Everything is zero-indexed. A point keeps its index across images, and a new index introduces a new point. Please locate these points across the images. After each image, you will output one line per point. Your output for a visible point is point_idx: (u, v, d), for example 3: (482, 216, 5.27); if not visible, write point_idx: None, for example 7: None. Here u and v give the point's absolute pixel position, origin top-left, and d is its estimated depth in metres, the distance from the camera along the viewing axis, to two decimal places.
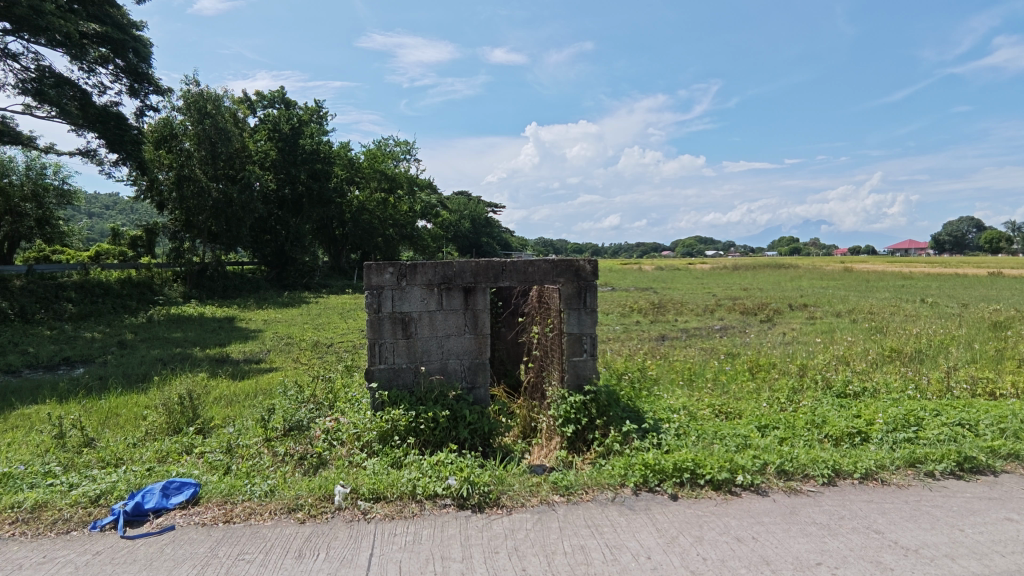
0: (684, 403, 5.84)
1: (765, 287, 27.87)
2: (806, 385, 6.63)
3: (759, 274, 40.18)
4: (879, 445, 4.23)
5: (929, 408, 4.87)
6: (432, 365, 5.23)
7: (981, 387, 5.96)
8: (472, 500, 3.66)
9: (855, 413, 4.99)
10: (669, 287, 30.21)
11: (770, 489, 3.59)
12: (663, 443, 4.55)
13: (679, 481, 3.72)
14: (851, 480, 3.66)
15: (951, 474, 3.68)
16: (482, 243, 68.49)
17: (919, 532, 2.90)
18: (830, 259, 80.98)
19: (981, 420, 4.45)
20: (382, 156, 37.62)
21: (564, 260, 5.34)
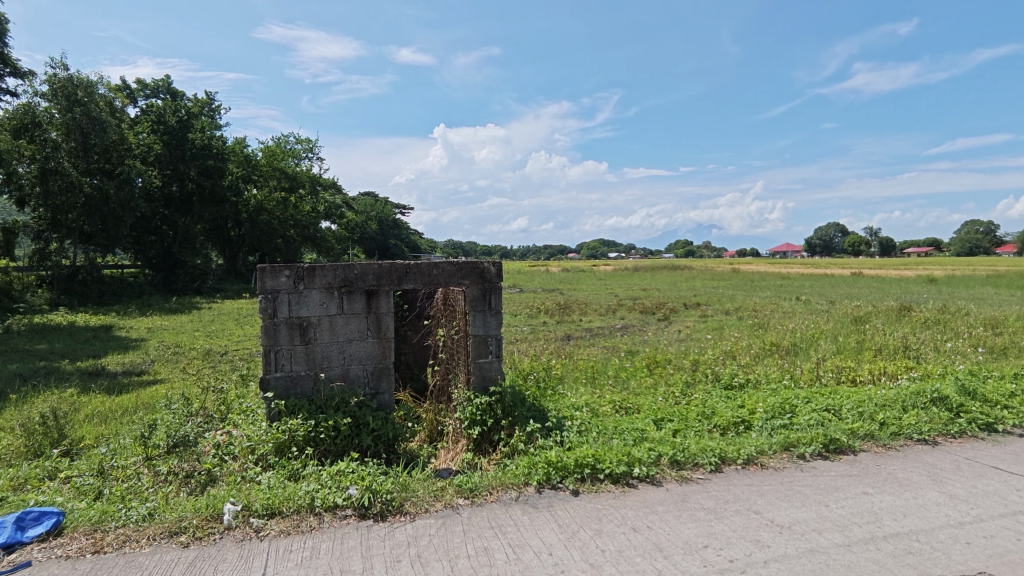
0: (587, 401, 6.03)
1: (663, 288, 29.51)
2: (697, 379, 7.08)
3: (657, 276, 42.46)
4: (760, 431, 4.59)
5: (802, 396, 5.36)
6: (332, 371, 5.02)
7: (845, 375, 6.65)
8: (374, 509, 3.55)
9: (739, 403, 5.39)
10: (574, 289, 31.19)
11: (664, 479, 3.79)
12: (566, 440, 4.66)
13: (580, 476, 3.83)
14: (735, 466, 3.94)
15: (819, 455, 4.06)
16: (389, 245, 67.08)
17: (791, 510, 3.17)
18: (719, 262, 87.21)
19: (844, 404, 4.96)
20: (282, 153, 35.81)
21: (468, 262, 5.34)
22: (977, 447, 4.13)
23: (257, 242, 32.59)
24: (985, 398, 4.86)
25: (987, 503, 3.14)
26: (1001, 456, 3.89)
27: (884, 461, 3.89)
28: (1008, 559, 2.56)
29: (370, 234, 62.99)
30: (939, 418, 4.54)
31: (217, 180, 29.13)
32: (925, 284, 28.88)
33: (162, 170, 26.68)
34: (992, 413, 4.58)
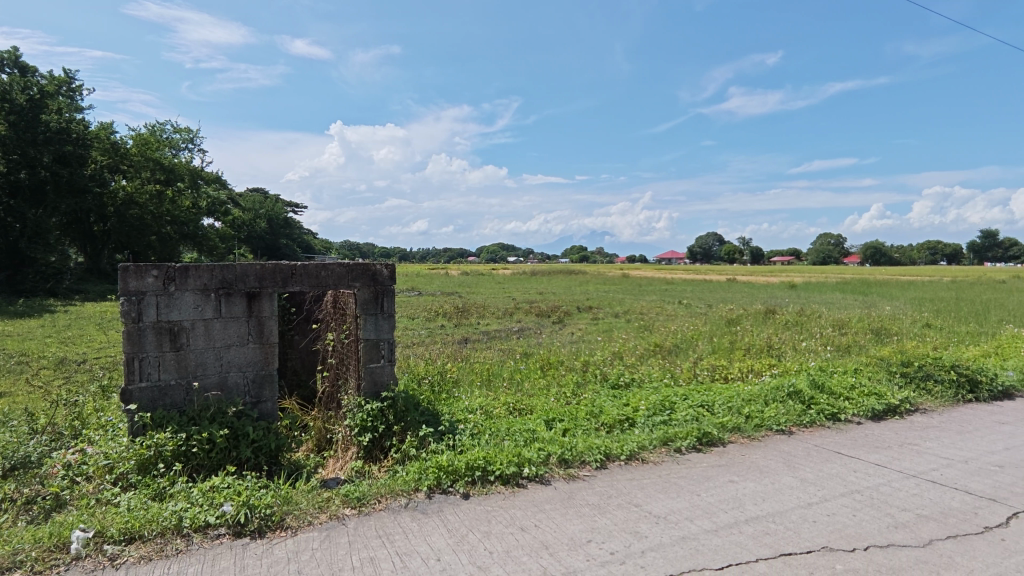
0: (481, 403, 6.05)
1: (558, 291, 30.45)
2: (587, 379, 7.36)
3: (554, 280, 43.64)
4: (642, 428, 4.85)
5: (680, 393, 5.74)
6: (207, 380, 4.63)
7: (718, 373, 7.22)
8: (251, 525, 3.32)
9: (625, 402, 5.66)
10: (472, 292, 31.30)
11: (552, 477, 3.89)
12: (458, 444, 4.65)
13: (471, 479, 3.83)
14: (618, 462, 4.13)
15: (693, 448, 4.37)
16: (279, 244, 63.48)
17: (667, 501, 3.38)
18: (611, 267, 91.36)
19: (716, 400, 5.37)
20: (156, 142, 32.81)
21: (359, 264, 5.17)
22: (825, 434, 4.63)
23: (125, 238, 29.51)
24: (831, 390, 5.49)
25: (831, 485, 3.53)
26: (843, 442, 4.39)
27: (748, 451, 4.26)
28: (847, 533, 2.88)
29: (258, 232, 59.27)
30: (795, 410, 5.05)
31: (77, 169, 26.43)
32: (786, 290, 32.09)
33: (7, 155, 23.43)
34: (836, 404, 5.17)
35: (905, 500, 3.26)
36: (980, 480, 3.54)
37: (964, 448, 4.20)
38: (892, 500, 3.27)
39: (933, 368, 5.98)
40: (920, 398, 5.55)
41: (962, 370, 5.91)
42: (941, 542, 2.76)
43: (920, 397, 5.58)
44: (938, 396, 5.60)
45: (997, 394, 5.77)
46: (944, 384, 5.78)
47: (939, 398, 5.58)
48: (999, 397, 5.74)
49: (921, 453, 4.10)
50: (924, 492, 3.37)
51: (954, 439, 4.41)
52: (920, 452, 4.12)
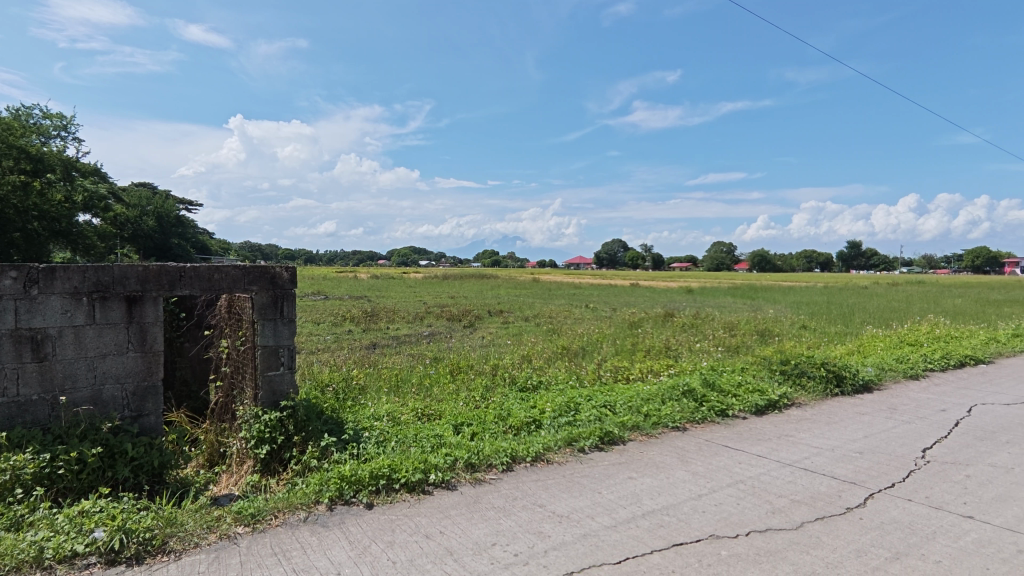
0: (388, 410, 5.92)
1: (470, 295, 30.52)
2: (496, 383, 7.40)
3: (466, 284, 43.68)
4: (548, 429, 4.96)
5: (585, 394, 5.92)
6: (78, 394, 4.18)
7: (620, 374, 7.53)
8: (128, 552, 3.03)
9: (532, 404, 5.76)
10: (382, 296, 30.59)
11: (458, 482, 3.87)
12: (363, 453, 4.51)
13: (375, 489, 3.73)
14: (524, 463, 4.19)
15: (596, 447, 4.52)
16: (170, 244, 58.90)
17: (570, 499, 3.47)
18: (522, 272, 92.74)
19: (617, 400, 5.60)
20: (19, 128, 29.35)
21: (257, 266, 4.90)
22: (714, 429, 4.97)
23: None
24: (721, 388, 5.89)
25: (719, 476, 3.78)
26: (730, 437, 4.73)
27: (646, 448, 4.47)
28: (732, 520, 3.10)
29: (144, 231, 54.55)
30: (689, 407, 5.37)
31: None
32: (684, 294, 34.10)
33: None
34: (725, 401, 5.55)
35: (781, 488, 3.56)
36: (844, 466, 3.94)
37: (831, 437, 4.65)
38: (771, 487, 3.56)
39: (806, 365, 6.60)
40: (796, 393, 6.10)
41: (830, 366, 6.56)
42: (811, 524, 3.04)
43: (796, 392, 6.13)
44: (811, 391, 6.18)
45: (858, 388, 6.45)
46: (816, 380, 6.38)
47: (811, 393, 6.15)
48: (860, 390, 6.43)
49: (796, 443, 4.50)
50: (798, 479, 3.69)
51: (823, 429, 4.89)
52: (795, 442, 4.52)
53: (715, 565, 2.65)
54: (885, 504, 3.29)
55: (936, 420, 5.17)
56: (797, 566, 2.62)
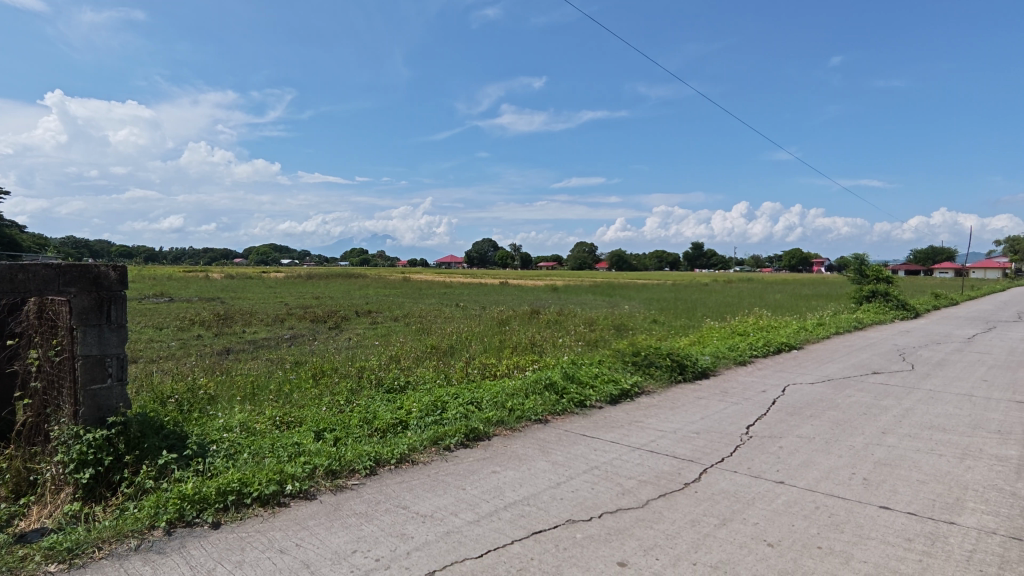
0: (240, 419, 5.47)
1: (336, 296, 29.31)
2: (362, 385, 7.17)
3: (331, 283, 41.78)
4: (414, 429, 4.90)
5: (452, 392, 5.95)
6: None
7: (488, 370, 7.67)
8: None
9: (398, 405, 5.66)
10: (238, 296, 28.41)
11: (318, 491, 3.69)
12: (209, 468, 4.12)
13: (222, 506, 3.43)
14: (388, 466, 4.11)
15: (461, 444, 4.56)
16: None
17: (434, 499, 3.47)
18: (392, 271, 90.76)
19: (483, 397, 5.69)
20: None
21: (75, 265, 4.27)
22: (573, 420, 5.25)
23: None
24: (580, 380, 6.23)
25: (576, 464, 3.99)
26: (587, 426, 5.01)
27: (510, 442, 4.60)
28: (587, 504, 3.29)
29: None
30: (551, 400, 5.62)
31: None
32: (550, 292, 35.54)
33: None
34: (583, 392, 5.88)
35: (630, 470, 3.85)
36: (684, 445, 4.36)
37: (674, 420, 5.12)
38: (621, 471, 3.84)
39: (654, 355, 7.20)
40: (646, 382, 6.63)
41: (674, 356, 7.23)
42: (655, 501, 3.32)
43: (646, 381, 6.66)
44: (658, 379, 6.77)
45: (698, 374, 7.18)
46: (662, 369, 7.00)
47: (658, 381, 6.74)
48: (699, 376, 7.16)
49: (644, 428, 4.89)
50: (645, 461, 4.02)
51: (668, 413, 5.37)
52: (644, 427, 4.91)
53: (570, 548, 2.79)
54: (716, 476, 3.70)
55: (758, 400, 5.91)
56: (642, 540, 2.84)
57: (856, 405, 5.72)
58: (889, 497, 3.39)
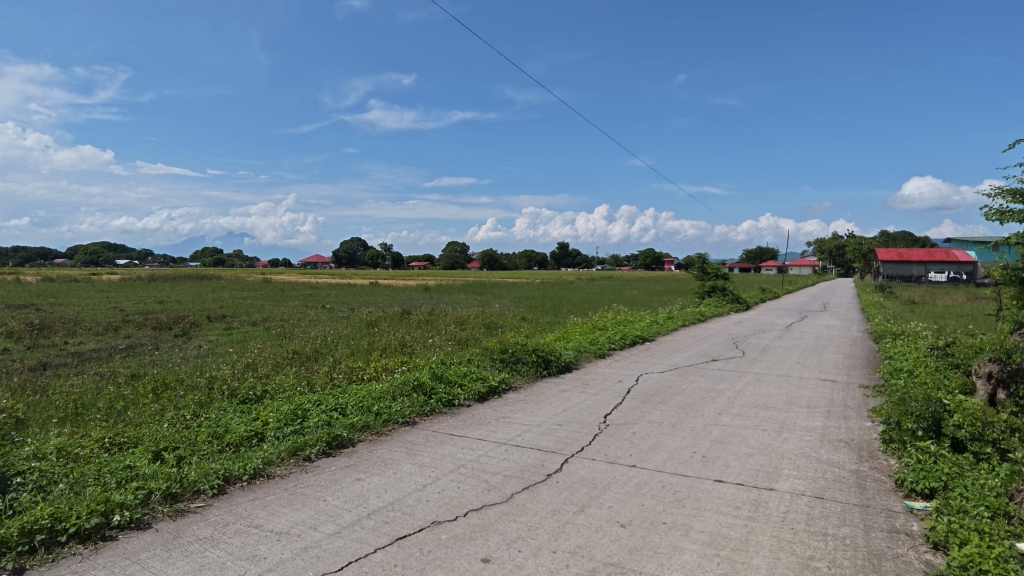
0: (58, 444, 4.72)
1: (183, 299, 26.59)
2: (212, 397, 6.54)
3: (176, 285, 37.63)
4: (270, 441, 4.57)
5: (313, 399, 5.63)
6: None
7: (355, 374, 7.38)
8: None
9: (254, 416, 5.24)
10: (59, 302, 24.66)
11: (154, 518, 3.30)
12: (14, 506, 3.49)
13: (29, 548, 2.92)
14: (240, 483, 3.79)
15: (323, 453, 4.34)
16: None
17: (290, 514, 3.26)
18: (250, 271, 84.16)
19: (347, 402, 5.46)
20: None
21: None
22: (441, 420, 5.23)
23: None
24: (448, 380, 6.22)
25: (442, 464, 3.98)
26: (455, 425, 5.01)
27: (375, 447, 4.46)
28: (452, 504, 3.29)
29: None
30: (419, 401, 5.55)
31: None
32: (421, 292, 35.26)
33: None
34: (452, 392, 5.89)
35: (496, 465, 3.91)
36: (547, 438, 4.53)
37: (538, 414, 5.30)
38: (488, 467, 3.88)
39: (521, 352, 7.40)
40: (513, 379, 6.79)
41: (540, 352, 7.48)
42: (518, 494, 3.40)
43: (513, 377, 6.83)
44: (524, 375, 6.96)
45: (561, 368, 7.51)
46: (528, 365, 7.21)
47: (524, 376, 6.94)
48: (562, 370, 7.49)
49: (510, 423, 5.01)
50: (510, 456, 4.11)
51: (533, 408, 5.54)
52: (510, 423, 5.02)
53: (434, 550, 2.77)
54: (576, 465, 3.89)
55: (615, 390, 6.31)
56: (505, 534, 2.89)
57: (698, 390, 6.34)
58: (722, 470, 3.78)
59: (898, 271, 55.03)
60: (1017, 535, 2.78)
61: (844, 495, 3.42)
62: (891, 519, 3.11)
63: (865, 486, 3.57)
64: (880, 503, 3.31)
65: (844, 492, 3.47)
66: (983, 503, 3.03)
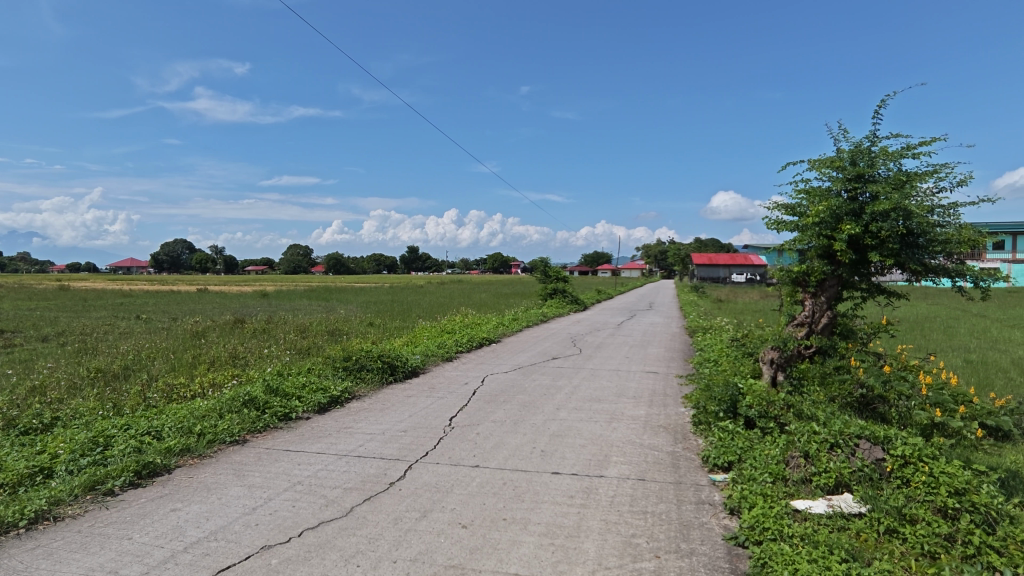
0: None
1: None
2: None
3: None
4: (60, 477, 3.88)
5: (119, 424, 4.90)
6: None
7: (174, 392, 6.57)
8: None
9: (39, 449, 4.42)
10: None
11: None
12: None
13: None
14: (14, 531, 3.16)
15: (129, 485, 3.79)
16: None
17: (84, 560, 2.80)
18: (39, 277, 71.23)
19: (164, 424, 4.84)
20: None
21: None
22: (275, 435, 4.86)
23: None
24: (284, 392, 5.80)
25: (275, 483, 3.69)
26: (291, 440, 4.69)
27: (197, 472, 4.00)
28: (285, 525, 3.06)
29: None
30: (250, 417, 5.10)
31: None
32: (257, 298, 32.64)
33: None
34: (288, 404, 5.51)
35: (335, 479, 3.73)
36: (391, 445, 4.43)
37: (383, 422, 5.16)
38: (326, 482, 3.69)
39: (365, 359, 7.15)
40: (356, 387, 6.54)
41: (385, 357, 7.29)
42: (359, 506, 3.28)
43: (356, 386, 6.57)
44: (369, 383, 6.74)
45: (407, 373, 7.39)
46: (374, 371, 7.00)
47: (368, 384, 6.71)
48: (408, 375, 7.37)
49: (352, 433, 4.81)
50: (351, 467, 3.94)
51: (377, 416, 5.38)
52: (352, 433, 4.82)
53: None
54: (419, 470, 3.85)
55: (460, 392, 6.37)
56: (343, 550, 2.77)
57: (539, 387, 6.65)
58: (559, 463, 4.00)
59: (709, 273, 62.51)
60: (790, 495, 3.31)
61: (662, 475, 3.80)
62: (699, 492, 3.52)
63: (678, 465, 4.01)
64: (690, 479, 3.74)
65: (662, 472, 3.86)
66: (767, 470, 3.57)
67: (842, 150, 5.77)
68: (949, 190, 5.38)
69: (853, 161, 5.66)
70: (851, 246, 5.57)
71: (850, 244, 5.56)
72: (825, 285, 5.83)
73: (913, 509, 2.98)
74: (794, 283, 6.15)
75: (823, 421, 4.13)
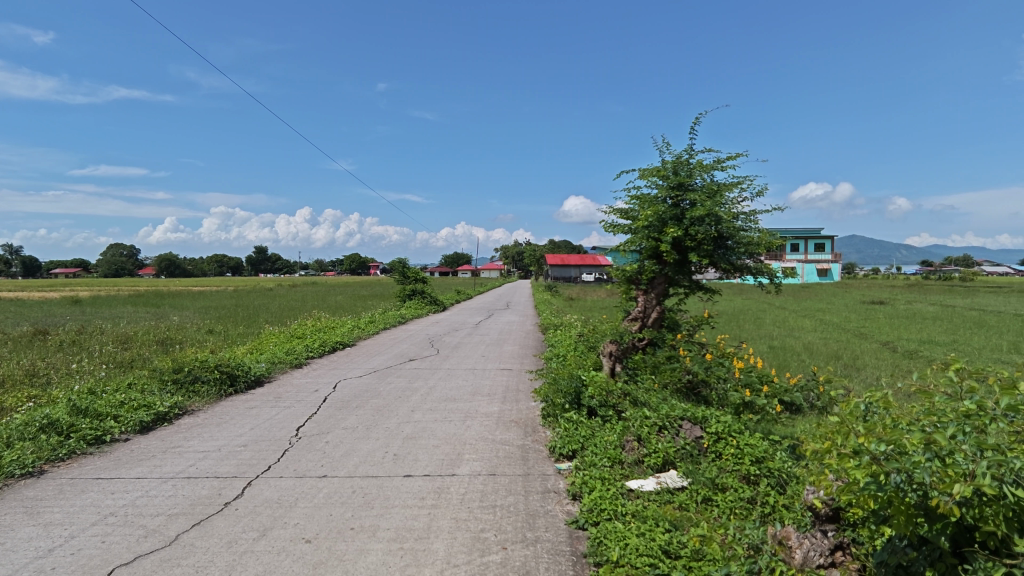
0: None
1: None
2: None
3: None
4: None
5: None
6: None
7: None
8: None
9: None
10: None
11: None
12: None
13: None
14: None
15: None
16: None
17: None
18: None
19: None
20: None
21: None
22: (81, 463, 4.22)
23: None
24: (96, 413, 5.06)
25: (81, 518, 3.21)
26: (104, 467, 4.10)
27: None
28: (91, 564, 2.67)
29: None
30: (50, 444, 4.38)
31: None
32: (68, 305, 28.19)
33: None
34: (101, 426, 4.81)
35: (157, 506, 3.33)
36: (228, 462, 4.06)
37: (219, 438, 4.71)
38: (146, 510, 3.28)
39: (200, 370, 6.48)
40: (189, 402, 5.90)
41: (224, 368, 6.67)
42: (186, 533, 2.96)
43: (188, 401, 5.93)
44: (203, 396, 6.11)
45: (250, 383, 6.83)
46: (209, 383, 6.36)
47: (202, 398, 6.09)
48: (251, 385, 6.82)
49: (181, 453, 4.34)
50: (178, 491, 3.55)
51: (212, 431, 4.91)
52: (181, 453, 4.35)
53: None
54: (260, 486, 3.58)
55: (309, 400, 6.03)
56: None
57: (393, 390, 6.52)
58: (412, 465, 3.95)
59: (562, 274, 66.50)
60: (626, 476, 3.60)
61: (511, 468, 3.92)
62: (545, 481, 3.68)
63: (527, 457, 4.16)
64: (538, 469, 3.90)
65: (511, 465, 3.98)
66: (605, 456, 3.85)
67: (666, 161, 6.39)
68: (750, 199, 6.19)
69: (675, 170, 6.29)
70: (674, 247, 6.17)
71: (674, 245, 6.16)
72: (655, 283, 6.42)
73: (724, 478, 3.39)
74: (629, 282, 6.70)
75: (653, 407, 4.54)
